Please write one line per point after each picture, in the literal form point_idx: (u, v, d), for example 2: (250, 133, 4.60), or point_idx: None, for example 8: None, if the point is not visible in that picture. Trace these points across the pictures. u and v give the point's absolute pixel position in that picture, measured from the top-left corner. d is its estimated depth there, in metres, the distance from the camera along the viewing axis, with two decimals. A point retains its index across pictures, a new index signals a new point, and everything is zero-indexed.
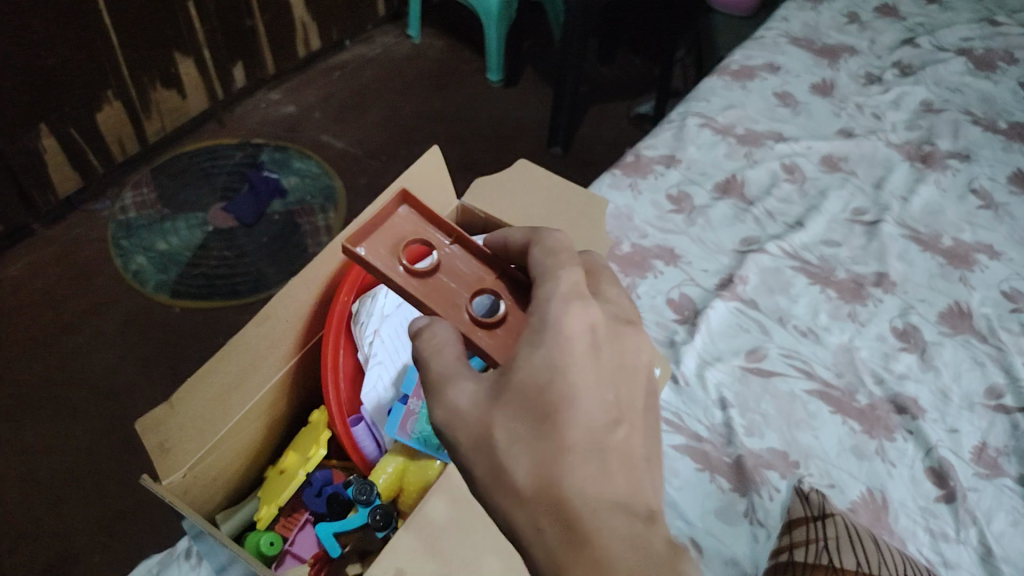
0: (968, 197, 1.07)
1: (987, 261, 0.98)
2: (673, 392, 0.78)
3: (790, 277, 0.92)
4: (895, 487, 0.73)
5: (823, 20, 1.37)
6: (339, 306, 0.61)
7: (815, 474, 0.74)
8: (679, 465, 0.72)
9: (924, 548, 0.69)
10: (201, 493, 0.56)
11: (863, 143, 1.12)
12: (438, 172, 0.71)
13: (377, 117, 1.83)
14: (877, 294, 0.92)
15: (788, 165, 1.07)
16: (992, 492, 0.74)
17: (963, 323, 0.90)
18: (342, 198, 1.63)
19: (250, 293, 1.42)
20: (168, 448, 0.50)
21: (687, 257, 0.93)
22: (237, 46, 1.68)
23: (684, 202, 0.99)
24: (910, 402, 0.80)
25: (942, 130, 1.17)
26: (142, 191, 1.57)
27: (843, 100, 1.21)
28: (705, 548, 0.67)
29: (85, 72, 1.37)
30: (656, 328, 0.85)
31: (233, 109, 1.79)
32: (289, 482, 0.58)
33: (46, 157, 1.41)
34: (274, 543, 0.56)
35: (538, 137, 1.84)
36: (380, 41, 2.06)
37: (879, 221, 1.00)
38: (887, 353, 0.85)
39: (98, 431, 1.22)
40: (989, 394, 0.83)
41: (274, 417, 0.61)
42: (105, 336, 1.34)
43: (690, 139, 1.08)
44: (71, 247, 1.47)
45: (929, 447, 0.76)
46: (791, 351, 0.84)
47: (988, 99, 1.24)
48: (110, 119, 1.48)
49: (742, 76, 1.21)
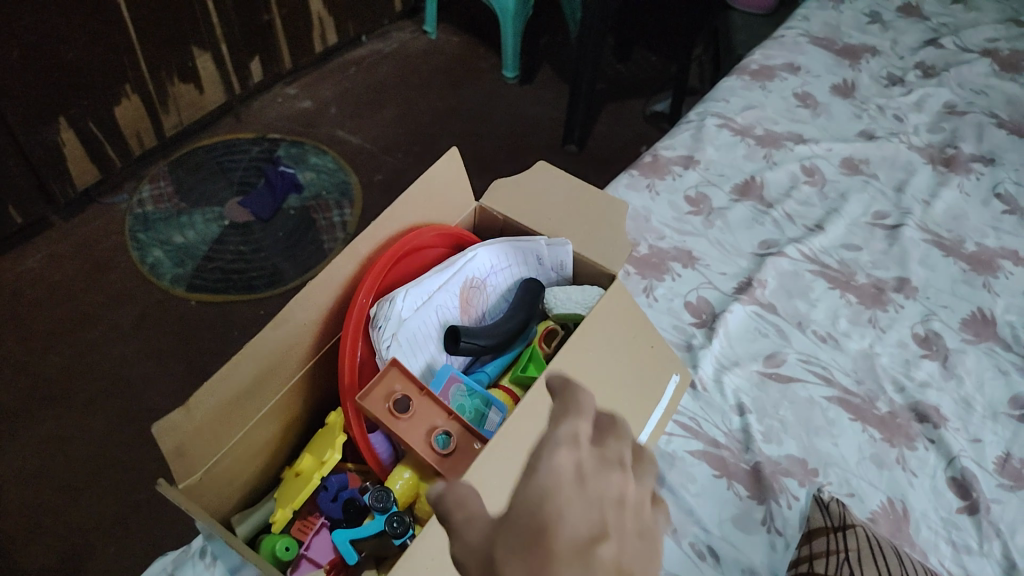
0: (992, 202, 1.05)
1: (1011, 267, 0.96)
2: (691, 397, 0.77)
3: (809, 281, 0.91)
4: (916, 497, 0.72)
5: (845, 20, 1.35)
6: (358, 309, 0.60)
7: (835, 483, 0.73)
8: (696, 471, 0.72)
9: (945, 560, 0.68)
10: (217, 495, 0.56)
11: (885, 145, 1.10)
12: (457, 174, 0.70)
13: (392, 113, 1.83)
14: (898, 300, 0.90)
15: (807, 167, 1.06)
16: (1016, 504, 0.73)
17: (986, 330, 0.88)
18: (357, 194, 1.63)
19: (266, 288, 1.43)
20: (184, 451, 0.50)
21: (704, 260, 0.92)
22: (254, 41, 1.68)
23: (702, 204, 0.98)
24: (932, 411, 0.79)
25: (967, 133, 1.15)
26: (159, 185, 1.59)
27: (865, 101, 1.19)
28: (721, 555, 0.67)
29: (104, 66, 1.39)
30: (672, 331, 0.84)
31: (250, 104, 1.80)
32: (304, 485, 0.58)
33: (65, 150, 1.42)
34: (289, 548, 0.56)
35: (553, 134, 1.83)
36: (396, 37, 2.06)
37: (901, 225, 0.99)
38: (908, 360, 0.84)
39: (115, 424, 1.23)
40: (1013, 404, 0.82)
41: (291, 419, 0.61)
42: (122, 328, 1.35)
43: (708, 139, 1.06)
44: (89, 239, 1.49)
45: (952, 456, 0.75)
46: (810, 356, 0.83)
47: (1014, 102, 1.22)
48: (128, 113, 1.49)
49: (761, 76, 1.19)
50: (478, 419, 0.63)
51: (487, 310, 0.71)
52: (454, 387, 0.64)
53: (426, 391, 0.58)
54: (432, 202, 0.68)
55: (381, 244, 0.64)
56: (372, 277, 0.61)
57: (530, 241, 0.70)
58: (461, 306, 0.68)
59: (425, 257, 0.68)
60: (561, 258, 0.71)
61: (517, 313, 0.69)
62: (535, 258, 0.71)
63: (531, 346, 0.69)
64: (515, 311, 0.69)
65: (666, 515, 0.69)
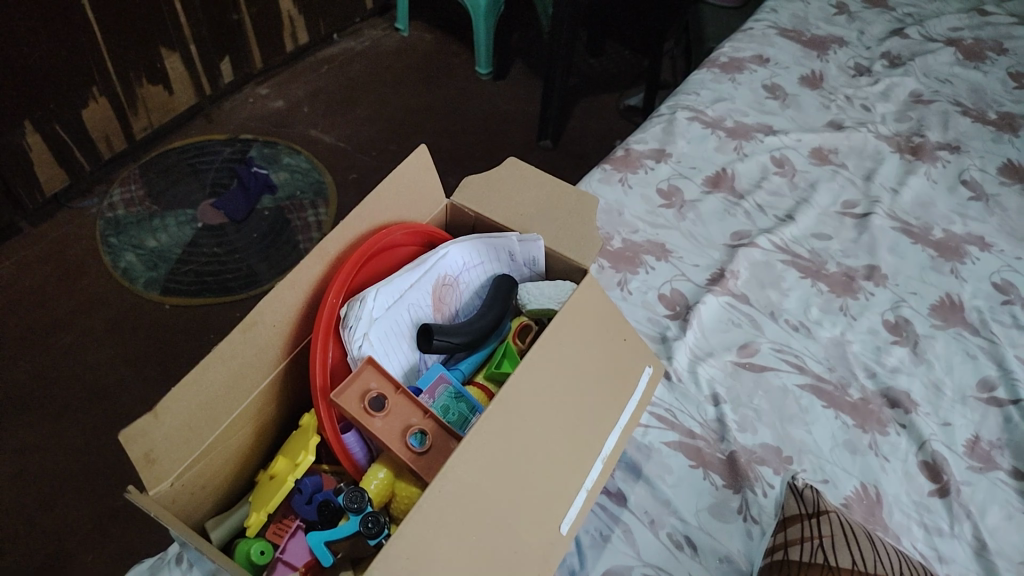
0: (959, 189, 1.06)
1: (978, 253, 0.98)
2: (666, 388, 0.78)
3: (781, 271, 0.92)
4: (889, 481, 0.73)
5: (812, 11, 1.37)
6: (328, 310, 0.59)
7: (809, 470, 0.73)
8: (672, 461, 0.72)
9: (918, 543, 0.69)
10: (190, 502, 0.55)
11: (853, 135, 1.11)
12: (426, 171, 0.70)
13: (366, 112, 1.82)
14: (868, 287, 0.92)
15: (777, 158, 1.07)
16: (986, 486, 0.74)
17: (954, 316, 0.90)
18: (331, 193, 1.61)
19: (241, 290, 1.41)
20: (154, 457, 0.50)
21: (678, 252, 0.93)
22: (224, 40, 1.66)
23: (674, 197, 0.99)
24: (902, 396, 0.80)
25: (932, 121, 1.17)
26: (130, 188, 1.56)
27: (833, 92, 1.20)
28: (699, 545, 0.67)
29: (71, 69, 1.36)
30: (647, 324, 0.84)
31: (221, 105, 1.77)
32: (278, 488, 0.57)
33: (32, 155, 1.39)
34: (264, 552, 0.55)
35: (528, 130, 1.83)
36: (367, 34, 2.05)
37: (870, 213, 1.00)
38: (879, 346, 0.85)
39: (91, 431, 1.21)
40: (982, 387, 0.83)
41: (264, 423, 0.61)
42: (96, 334, 1.33)
43: (680, 133, 1.07)
44: (59, 245, 1.45)
45: (923, 440, 0.76)
46: (782, 345, 0.84)
47: (977, 90, 1.24)
48: (97, 116, 1.46)
49: (731, 68, 1.20)
50: (461, 422, 0.61)
51: (461, 307, 0.71)
52: (441, 387, 0.63)
53: (402, 389, 0.57)
54: (402, 200, 0.68)
55: (350, 243, 0.64)
56: (342, 276, 0.60)
57: (502, 238, 0.69)
58: (434, 304, 0.68)
59: (396, 255, 0.68)
60: (533, 253, 0.70)
61: (492, 308, 0.68)
62: (507, 254, 0.71)
63: (505, 342, 0.69)
64: (489, 306, 0.68)
65: (643, 506, 0.69)
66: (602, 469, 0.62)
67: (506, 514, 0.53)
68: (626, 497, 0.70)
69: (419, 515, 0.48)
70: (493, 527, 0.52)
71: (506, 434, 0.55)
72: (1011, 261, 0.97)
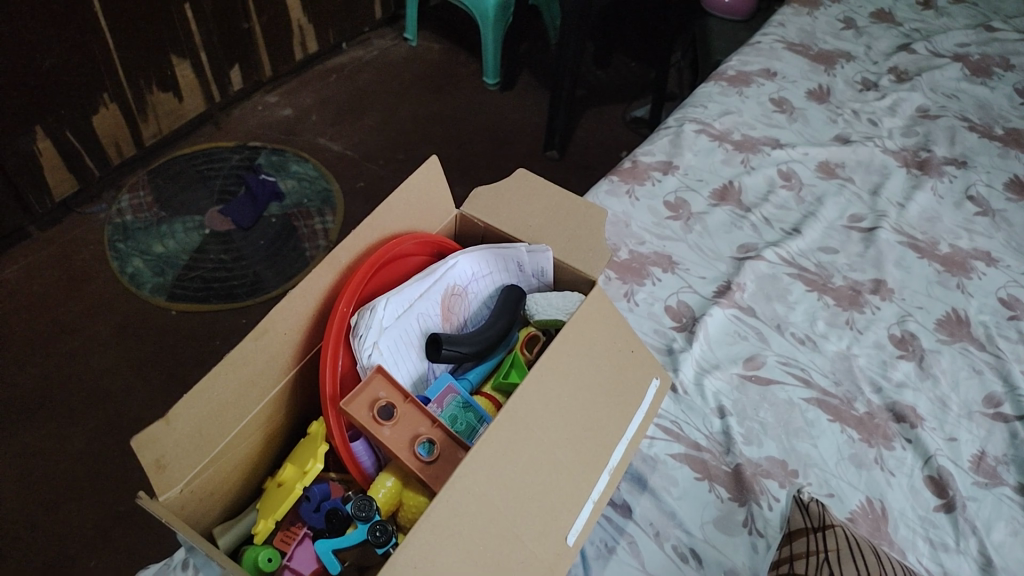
0: (965, 204, 1.07)
1: (984, 268, 0.98)
2: (672, 400, 0.78)
3: (787, 283, 0.92)
4: (895, 496, 0.73)
5: (819, 26, 1.38)
6: (338, 318, 0.60)
7: (814, 484, 0.73)
8: (677, 473, 0.72)
9: (923, 559, 0.69)
10: (200, 507, 0.56)
11: (860, 150, 1.12)
12: (436, 181, 0.70)
13: (374, 120, 1.83)
14: (874, 302, 0.92)
15: (784, 171, 1.07)
16: (991, 501, 0.74)
17: (961, 331, 0.90)
18: (339, 201, 1.62)
19: (248, 297, 1.42)
20: (165, 463, 0.50)
21: (684, 264, 0.93)
22: (234, 48, 1.67)
23: (681, 209, 0.99)
24: (909, 410, 0.80)
25: (939, 136, 1.17)
26: (139, 194, 1.57)
27: (840, 106, 1.21)
28: (704, 557, 0.67)
29: (84, 73, 1.38)
30: (653, 335, 0.84)
31: (230, 112, 1.78)
32: (286, 495, 0.58)
33: (42, 159, 1.40)
34: (271, 559, 0.55)
35: (536, 140, 1.83)
36: (377, 44, 2.06)
37: (877, 228, 1.01)
38: (885, 361, 0.85)
39: (96, 434, 1.22)
40: (988, 402, 0.83)
41: (273, 430, 0.61)
42: (104, 338, 1.34)
43: (687, 145, 1.08)
44: (68, 248, 1.47)
45: (929, 455, 0.76)
46: (788, 358, 0.84)
47: (984, 105, 1.25)
48: (106, 121, 1.48)
49: (738, 82, 1.21)
50: (468, 432, 0.62)
51: (469, 317, 0.72)
52: (450, 397, 0.64)
53: (411, 398, 0.57)
54: (412, 210, 0.68)
55: (361, 252, 0.64)
56: (352, 285, 0.61)
57: (510, 248, 0.70)
58: (442, 313, 0.69)
59: (406, 264, 0.68)
60: (541, 264, 0.71)
61: (500, 318, 0.68)
62: (516, 265, 0.72)
63: (513, 353, 0.69)
64: (497, 317, 0.69)
65: (648, 518, 0.69)
66: (609, 479, 0.62)
67: (511, 525, 0.53)
68: (631, 508, 0.69)
69: (425, 526, 0.48)
70: (497, 537, 0.52)
71: (513, 443, 0.55)
72: (1016, 277, 0.97)
